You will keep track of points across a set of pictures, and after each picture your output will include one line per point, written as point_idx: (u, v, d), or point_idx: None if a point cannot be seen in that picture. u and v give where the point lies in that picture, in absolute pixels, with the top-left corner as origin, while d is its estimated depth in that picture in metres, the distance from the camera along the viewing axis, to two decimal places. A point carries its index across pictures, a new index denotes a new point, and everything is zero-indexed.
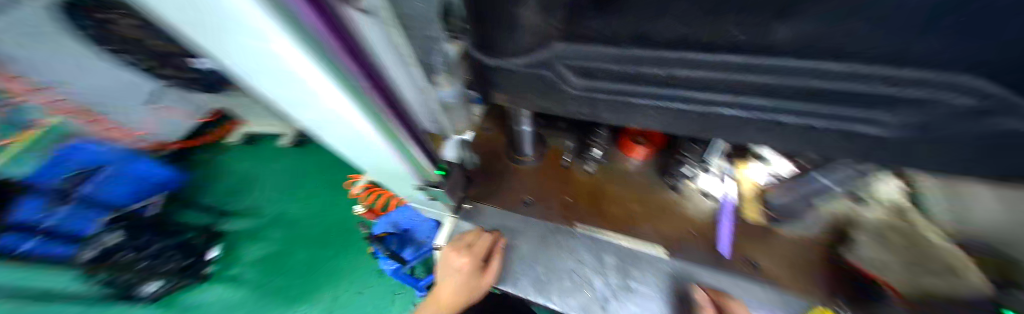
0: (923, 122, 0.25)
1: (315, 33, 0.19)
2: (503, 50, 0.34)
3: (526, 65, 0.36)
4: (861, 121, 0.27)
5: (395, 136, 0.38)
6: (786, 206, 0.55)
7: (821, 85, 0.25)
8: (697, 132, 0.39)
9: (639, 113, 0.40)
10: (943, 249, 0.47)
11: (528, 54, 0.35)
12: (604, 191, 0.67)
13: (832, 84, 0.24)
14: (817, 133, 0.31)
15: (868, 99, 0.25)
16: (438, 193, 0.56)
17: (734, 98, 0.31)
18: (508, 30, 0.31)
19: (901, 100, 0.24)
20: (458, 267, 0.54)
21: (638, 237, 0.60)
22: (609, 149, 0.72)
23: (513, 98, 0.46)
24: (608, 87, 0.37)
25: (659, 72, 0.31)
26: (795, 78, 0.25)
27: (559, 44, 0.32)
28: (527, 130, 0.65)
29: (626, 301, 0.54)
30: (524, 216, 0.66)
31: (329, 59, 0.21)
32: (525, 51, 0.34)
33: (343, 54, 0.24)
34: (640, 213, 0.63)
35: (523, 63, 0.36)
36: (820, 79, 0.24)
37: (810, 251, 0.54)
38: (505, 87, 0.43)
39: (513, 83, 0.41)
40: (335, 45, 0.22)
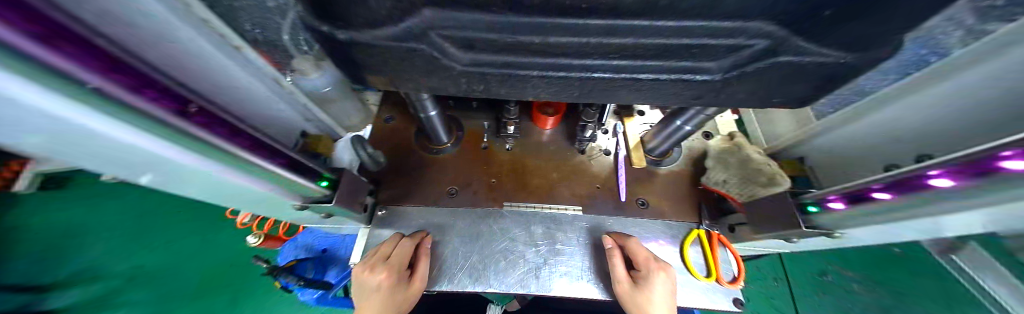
0: (737, 71, 0.31)
1: (70, 83, 0.16)
2: (355, 18, 0.27)
3: (391, 39, 0.30)
4: (691, 72, 0.32)
5: (227, 154, 0.29)
6: (663, 150, 0.68)
7: (662, 41, 0.29)
8: (584, 101, 0.41)
9: (531, 88, 0.38)
10: (758, 162, 0.58)
11: (391, 24, 0.28)
12: (524, 165, 0.70)
13: (667, 39, 0.29)
14: (672, 89, 0.35)
15: (698, 50, 0.30)
16: (330, 207, 0.46)
17: (602, 63, 0.33)
18: None
19: (717, 47, 0.29)
20: (376, 284, 0.48)
21: (557, 201, 0.65)
22: (525, 124, 0.77)
23: (391, 83, 0.38)
24: (494, 60, 0.34)
25: (538, 40, 0.31)
26: (643, 37, 0.29)
27: (430, 11, 0.29)
28: (435, 115, 0.60)
29: (557, 265, 0.57)
30: (449, 207, 0.63)
31: (95, 102, 0.18)
32: (386, 18, 0.28)
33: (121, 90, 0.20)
34: (558, 179, 0.68)
35: (386, 36, 0.29)
36: (657, 36, 0.29)
37: (680, 182, 0.68)
38: (373, 67, 0.34)
39: (381, 62, 0.33)
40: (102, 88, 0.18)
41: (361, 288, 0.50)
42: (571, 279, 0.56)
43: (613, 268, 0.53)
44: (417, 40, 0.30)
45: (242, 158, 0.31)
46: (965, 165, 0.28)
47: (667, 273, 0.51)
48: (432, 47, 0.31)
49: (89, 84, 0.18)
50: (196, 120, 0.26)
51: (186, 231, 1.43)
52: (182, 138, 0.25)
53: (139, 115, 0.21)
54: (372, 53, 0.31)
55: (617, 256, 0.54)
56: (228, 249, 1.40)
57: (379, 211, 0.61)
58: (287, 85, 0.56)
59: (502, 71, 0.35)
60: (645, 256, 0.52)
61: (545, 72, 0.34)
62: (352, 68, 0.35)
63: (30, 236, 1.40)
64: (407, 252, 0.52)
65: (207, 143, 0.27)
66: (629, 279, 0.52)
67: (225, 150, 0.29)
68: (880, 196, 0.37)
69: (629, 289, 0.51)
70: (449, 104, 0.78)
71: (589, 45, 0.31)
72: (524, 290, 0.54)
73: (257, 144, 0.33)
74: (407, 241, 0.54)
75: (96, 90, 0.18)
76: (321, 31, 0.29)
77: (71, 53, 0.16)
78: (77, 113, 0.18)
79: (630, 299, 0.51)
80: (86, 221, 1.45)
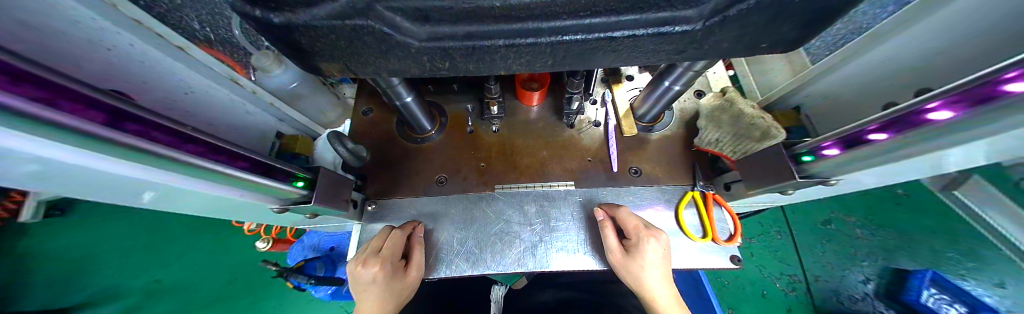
0: (719, 18, 0.27)
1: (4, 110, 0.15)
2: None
3: (334, 15, 0.25)
4: (671, 24, 0.29)
5: (173, 163, 0.27)
6: (653, 114, 0.65)
7: None
8: (562, 68, 0.37)
9: (501, 60, 0.34)
10: (750, 116, 0.53)
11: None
12: (512, 146, 0.68)
13: None
14: (648, 43, 0.32)
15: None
16: (314, 208, 0.45)
17: (574, 23, 0.28)
18: None
19: None
20: (371, 278, 0.48)
21: (548, 179, 0.64)
22: (511, 103, 0.74)
23: (348, 67, 0.35)
24: (454, 33, 0.29)
25: (499, 4, 0.25)
26: None
27: None
28: (411, 101, 0.58)
29: (553, 241, 0.57)
30: (439, 195, 0.62)
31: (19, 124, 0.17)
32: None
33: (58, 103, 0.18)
34: (548, 156, 0.67)
35: (322, 11, 0.24)
36: None
37: (672, 146, 0.66)
38: (321, 52, 0.30)
39: (326, 43, 0.29)
40: (41, 101, 0.18)
41: (358, 284, 0.49)
42: (569, 254, 0.56)
43: (606, 239, 0.53)
44: (362, 16, 0.26)
45: (197, 167, 0.29)
46: (964, 94, 0.26)
47: (658, 238, 0.50)
48: (382, 23, 0.27)
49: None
50: (128, 129, 0.23)
51: (196, 245, 1.47)
52: (112, 148, 0.23)
53: (57, 128, 0.19)
54: (319, 35, 0.27)
55: (609, 228, 0.54)
56: (239, 257, 1.43)
57: (369, 206, 0.61)
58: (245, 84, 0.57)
59: (464, 45, 0.31)
60: (634, 225, 0.52)
61: (512, 39, 0.30)
62: (299, 54, 0.31)
63: (47, 262, 1.44)
64: (400, 243, 0.52)
65: (148, 153, 0.25)
66: (621, 249, 0.52)
67: (174, 159, 0.27)
68: (876, 137, 0.35)
69: (622, 257, 0.51)
70: (429, 90, 0.75)
71: (557, 4, 0.26)
72: (523, 268, 0.54)
73: (208, 148, 0.31)
74: (400, 233, 0.53)
75: (6, 107, 0.15)
76: (255, 16, 0.24)
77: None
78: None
79: (624, 267, 0.51)
80: (100, 243, 1.49)
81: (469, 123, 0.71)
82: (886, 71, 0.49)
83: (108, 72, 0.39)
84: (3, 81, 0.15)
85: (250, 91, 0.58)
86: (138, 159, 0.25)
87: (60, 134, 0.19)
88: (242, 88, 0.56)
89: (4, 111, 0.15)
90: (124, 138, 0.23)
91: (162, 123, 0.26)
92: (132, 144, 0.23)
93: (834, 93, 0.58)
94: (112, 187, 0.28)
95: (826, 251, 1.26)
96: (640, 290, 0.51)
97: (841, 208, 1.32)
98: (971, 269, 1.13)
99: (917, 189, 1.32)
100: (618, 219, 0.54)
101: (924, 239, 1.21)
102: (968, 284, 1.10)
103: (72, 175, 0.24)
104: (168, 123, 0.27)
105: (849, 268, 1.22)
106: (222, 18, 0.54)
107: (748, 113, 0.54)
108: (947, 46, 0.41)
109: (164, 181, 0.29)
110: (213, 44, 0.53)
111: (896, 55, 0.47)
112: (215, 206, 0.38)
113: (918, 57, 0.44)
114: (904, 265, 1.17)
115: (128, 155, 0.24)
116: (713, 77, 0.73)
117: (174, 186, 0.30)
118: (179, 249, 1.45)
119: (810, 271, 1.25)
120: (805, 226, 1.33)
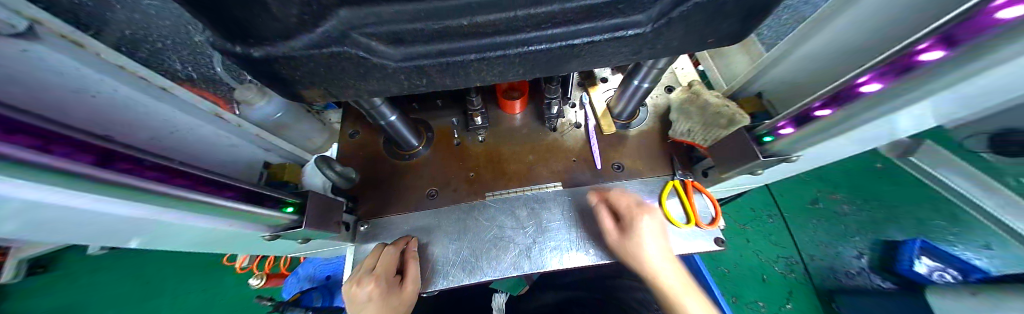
0: (664, 19, 0.31)
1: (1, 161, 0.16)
2: (264, 31, 0.24)
3: (311, 45, 0.27)
4: (623, 28, 0.32)
5: (164, 196, 0.28)
6: (629, 112, 0.69)
7: (591, 4, 0.27)
8: (534, 76, 0.40)
9: (475, 73, 0.37)
10: (716, 106, 0.58)
11: (307, 31, 0.26)
12: (500, 153, 0.71)
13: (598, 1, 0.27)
14: (607, 47, 0.35)
15: (629, 6, 0.29)
16: (304, 232, 0.45)
17: (538, 35, 0.31)
18: (245, 11, 0.21)
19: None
20: (367, 296, 0.49)
21: (537, 182, 0.66)
22: (494, 112, 0.77)
23: (330, 92, 0.37)
24: (428, 51, 0.32)
25: (466, 22, 0.28)
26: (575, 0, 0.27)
27: (345, 11, 0.25)
28: (395, 120, 0.59)
29: (547, 241, 0.58)
30: (430, 209, 0.63)
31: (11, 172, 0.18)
32: (299, 27, 0.25)
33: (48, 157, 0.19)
34: (535, 161, 0.69)
35: (303, 42, 0.27)
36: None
37: (651, 140, 0.70)
38: (302, 79, 0.32)
39: (308, 71, 0.31)
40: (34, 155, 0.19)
41: (354, 301, 0.51)
42: (563, 253, 0.57)
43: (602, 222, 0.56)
44: (339, 44, 0.28)
45: (185, 198, 0.29)
46: (886, 68, 0.30)
47: (653, 215, 0.55)
48: (358, 48, 0.29)
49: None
50: (117, 167, 0.24)
51: (185, 288, 1.40)
52: (107, 187, 0.24)
53: (53, 172, 0.20)
54: (299, 64, 0.29)
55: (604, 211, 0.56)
56: (231, 297, 1.37)
57: (361, 227, 0.61)
58: (231, 117, 0.57)
59: (439, 62, 0.33)
60: (625, 203, 0.55)
61: (482, 53, 0.32)
62: (282, 84, 0.33)
63: None
64: (394, 259, 0.53)
65: (141, 190, 0.26)
66: (618, 228, 0.55)
67: (166, 194, 0.28)
68: (821, 113, 0.39)
69: (619, 237, 0.54)
70: (413, 108, 0.78)
71: (520, 19, 0.29)
72: (519, 272, 0.55)
73: (195, 180, 0.32)
74: (393, 248, 0.54)
75: (1, 157, 0.16)
76: (236, 52, 0.26)
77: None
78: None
79: (622, 247, 0.54)
80: (88, 297, 1.43)
81: (455, 135, 0.74)
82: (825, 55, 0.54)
83: (87, 117, 0.39)
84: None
85: (235, 125, 0.58)
86: (130, 196, 0.25)
87: (56, 177, 0.20)
88: (227, 123, 0.57)
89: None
90: (117, 177, 0.24)
91: (151, 161, 0.27)
92: (122, 181, 0.24)
93: (788, 78, 0.63)
94: (102, 228, 0.28)
95: (818, 231, 1.30)
96: (643, 267, 0.53)
97: (826, 186, 1.37)
98: (958, 234, 1.19)
99: (891, 160, 1.39)
100: (611, 201, 0.57)
101: (908, 209, 1.27)
102: (956, 249, 1.16)
103: (64, 220, 0.24)
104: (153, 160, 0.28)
105: (841, 245, 1.26)
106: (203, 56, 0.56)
107: (713, 103, 0.59)
108: (872, 30, 0.45)
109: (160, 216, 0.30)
110: (196, 82, 0.54)
111: (832, 41, 0.52)
112: (205, 239, 0.38)
113: (850, 41, 0.49)
114: (894, 236, 1.23)
115: (120, 194, 0.25)
116: (681, 72, 0.78)
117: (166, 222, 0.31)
118: (166, 296, 1.39)
119: (806, 252, 1.28)
120: (793, 206, 1.37)
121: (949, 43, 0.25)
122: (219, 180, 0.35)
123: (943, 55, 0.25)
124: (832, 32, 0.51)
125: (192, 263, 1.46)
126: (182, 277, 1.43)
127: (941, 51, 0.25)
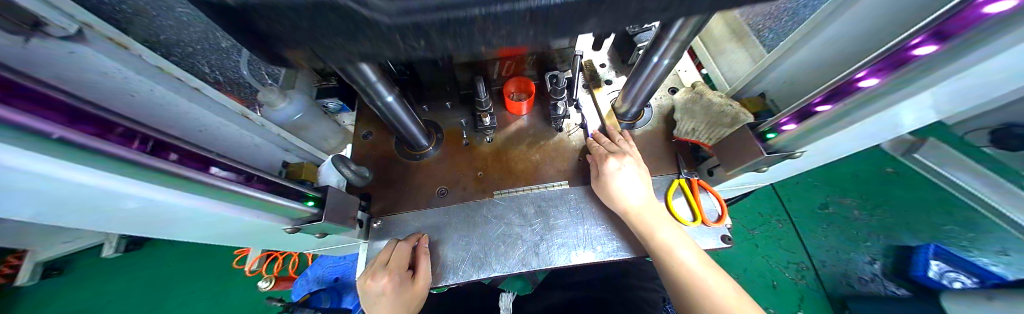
0: None
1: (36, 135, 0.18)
2: None
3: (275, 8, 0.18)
4: None
5: (200, 184, 0.30)
6: (633, 113, 0.71)
7: None
8: (550, 41, 0.28)
9: (484, 35, 0.25)
10: (719, 105, 0.59)
11: None
12: (507, 153, 0.73)
13: None
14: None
15: None
16: (323, 227, 0.47)
17: None
18: None
19: None
20: (379, 290, 0.51)
21: (543, 181, 0.68)
22: (501, 114, 0.79)
23: (317, 55, 0.25)
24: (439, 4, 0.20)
25: None
26: None
27: None
28: (409, 120, 0.62)
29: (554, 238, 0.59)
30: (440, 207, 0.64)
31: (58, 148, 0.20)
32: None
33: (91, 139, 0.21)
34: (541, 160, 0.71)
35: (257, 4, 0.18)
36: None
37: (656, 140, 0.71)
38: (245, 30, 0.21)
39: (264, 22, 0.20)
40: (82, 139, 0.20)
41: (366, 293, 0.53)
42: (570, 250, 0.57)
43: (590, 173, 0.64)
44: None
45: (217, 187, 0.31)
46: (883, 63, 0.32)
47: (621, 159, 0.58)
48: None
49: (55, 135, 0.19)
50: (159, 155, 0.26)
51: (195, 290, 1.42)
52: (154, 175, 0.26)
53: (110, 158, 0.22)
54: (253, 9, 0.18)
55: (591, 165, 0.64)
56: (240, 298, 1.38)
57: (375, 223, 0.63)
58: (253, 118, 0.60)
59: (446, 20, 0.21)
60: (602, 154, 0.62)
61: (513, 4, 0.21)
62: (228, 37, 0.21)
63: None
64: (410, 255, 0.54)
65: (178, 177, 0.28)
66: (599, 181, 0.60)
67: (204, 182, 0.30)
68: (821, 108, 0.40)
69: (596, 185, 0.61)
70: (424, 110, 0.81)
71: None
72: (527, 268, 0.55)
73: (225, 172, 0.34)
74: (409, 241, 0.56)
75: (64, 140, 0.19)
76: None
77: (19, 106, 0.17)
78: (4, 155, 0.18)
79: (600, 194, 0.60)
80: (104, 297, 1.46)
81: (464, 136, 0.76)
82: (832, 52, 0.54)
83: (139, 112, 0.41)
84: (48, 115, 0.19)
85: (257, 125, 0.61)
86: (168, 182, 0.27)
87: (116, 165, 0.23)
88: (250, 122, 0.60)
89: (62, 144, 0.19)
90: (162, 164, 0.26)
91: (190, 150, 0.30)
92: (163, 168, 0.26)
93: (790, 79, 0.63)
94: (137, 213, 0.30)
95: (828, 234, 1.29)
96: (625, 215, 0.56)
97: (835, 191, 1.36)
98: (971, 240, 1.17)
99: (899, 163, 1.38)
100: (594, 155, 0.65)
101: (919, 213, 1.25)
102: (972, 255, 1.13)
103: (100, 202, 0.26)
104: (193, 150, 0.30)
105: (853, 251, 1.24)
106: (230, 61, 0.59)
107: (716, 103, 0.60)
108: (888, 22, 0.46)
109: (191, 203, 0.31)
110: (224, 86, 0.58)
111: (841, 36, 0.51)
112: (228, 228, 0.40)
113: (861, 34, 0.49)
114: (906, 242, 1.20)
115: (159, 179, 0.27)
116: (683, 75, 0.80)
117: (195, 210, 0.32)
118: (177, 299, 1.41)
119: (817, 258, 1.26)
120: (801, 209, 1.35)
121: (940, 37, 0.26)
122: (244, 173, 0.36)
123: (934, 50, 0.27)
124: (839, 27, 0.51)
125: (202, 265, 1.48)
126: (193, 278, 1.45)
127: (933, 46, 0.27)
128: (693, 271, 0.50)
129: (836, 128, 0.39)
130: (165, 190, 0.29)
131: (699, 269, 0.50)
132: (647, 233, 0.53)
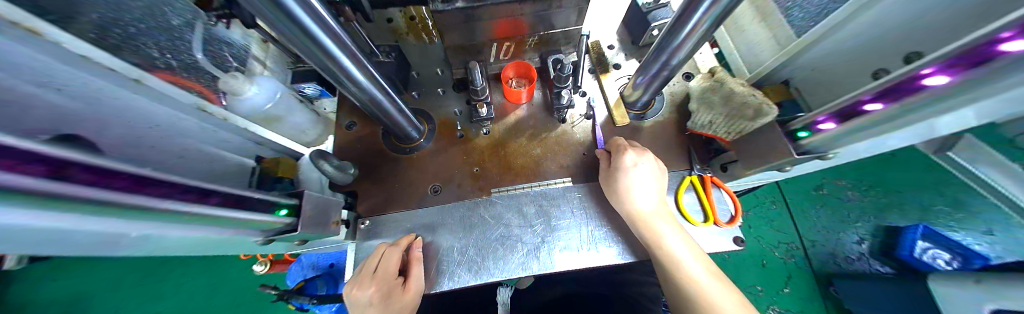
0: None
1: None
2: None
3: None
4: None
5: (142, 210, 0.24)
6: (644, 103, 0.65)
7: None
8: None
9: None
10: (743, 96, 0.53)
11: None
12: (505, 146, 0.67)
13: None
14: None
15: None
16: (302, 235, 0.43)
17: None
18: None
19: None
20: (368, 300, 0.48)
21: (544, 177, 0.63)
22: (497, 102, 0.73)
23: None
24: None
25: None
26: None
27: None
28: (395, 113, 0.56)
29: (556, 241, 0.55)
30: (433, 206, 0.60)
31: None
32: None
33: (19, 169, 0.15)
34: (542, 155, 0.66)
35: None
36: None
37: (667, 132, 0.65)
38: None
39: None
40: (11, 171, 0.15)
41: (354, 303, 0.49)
42: (573, 253, 0.54)
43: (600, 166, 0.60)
44: None
45: (165, 209, 0.26)
46: (958, 56, 0.26)
47: (642, 154, 0.54)
48: None
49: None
50: (91, 181, 0.20)
51: (191, 274, 1.42)
52: (85, 209, 0.20)
53: (29, 196, 0.16)
54: None
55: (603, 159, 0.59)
56: (235, 284, 1.39)
57: (363, 224, 0.59)
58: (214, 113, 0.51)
59: None
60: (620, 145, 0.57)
61: None
62: None
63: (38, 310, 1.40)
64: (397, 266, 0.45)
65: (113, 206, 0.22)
66: (608, 173, 0.56)
67: (146, 209, 0.25)
68: (870, 107, 0.34)
69: (605, 178, 0.56)
70: (413, 98, 0.73)
71: None
72: (527, 272, 0.52)
73: (175, 190, 0.28)
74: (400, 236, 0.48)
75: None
76: None
77: None
78: None
79: (607, 190, 0.56)
80: (96, 282, 1.45)
81: (458, 127, 0.70)
82: (867, 38, 0.48)
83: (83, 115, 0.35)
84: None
85: (220, 119, 0.53)
86: (104, 213, 0.22)
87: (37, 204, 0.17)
88: (212, 117, 0.51)
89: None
90: (91, 194, 0.20)
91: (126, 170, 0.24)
92: (92, 198, 0.20)
93: (819, 61, 0.55)
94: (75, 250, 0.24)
95: (822, 215, 1.28)
96: (629, 215, 0.52)
97: (834, 173, 1.34)
98: (958, 220, 1.19)
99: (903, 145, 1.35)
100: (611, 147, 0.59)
101: (912, 195, 1.26)
102: (957, 234, 1.16)
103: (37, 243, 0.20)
104: (134, 170, 0.25)
105: (845, 231, 1.24)
106: (184, 43, 0.50)
107: (740, 93, 0.54)
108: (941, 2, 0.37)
109: (144, 230, 0.26)
110: None
111: (883, 18, 0.44)
112: (191, 247, 0.34)
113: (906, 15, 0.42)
114: (896, 223, 1.21)
115: (95, 211, 0.21)
116: (700, 59, 0.73)
117: (152, 235, 0.27)
118: (172, 282, 1.41)
119: (810, 238, 1.26)
120: (799, 193, 1.33)
121: None
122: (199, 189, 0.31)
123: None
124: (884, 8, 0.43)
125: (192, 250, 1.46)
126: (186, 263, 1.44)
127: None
128: (695, 278, 0.48)
129: (883, 128, 0.34)
130: (116, 218, 0.23)
131: (701, 278, 0.47)
132: (652, 234, 0.49)
